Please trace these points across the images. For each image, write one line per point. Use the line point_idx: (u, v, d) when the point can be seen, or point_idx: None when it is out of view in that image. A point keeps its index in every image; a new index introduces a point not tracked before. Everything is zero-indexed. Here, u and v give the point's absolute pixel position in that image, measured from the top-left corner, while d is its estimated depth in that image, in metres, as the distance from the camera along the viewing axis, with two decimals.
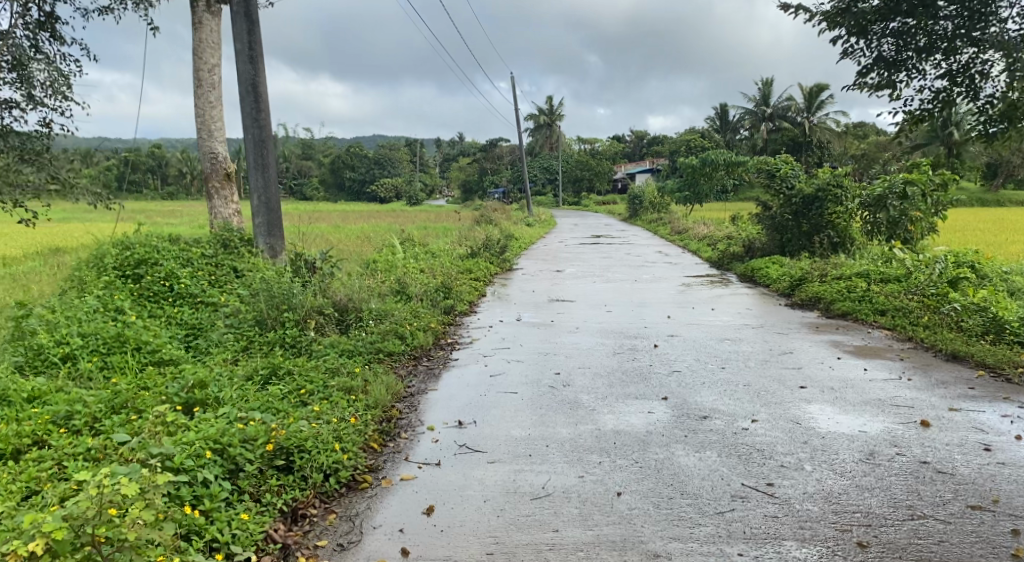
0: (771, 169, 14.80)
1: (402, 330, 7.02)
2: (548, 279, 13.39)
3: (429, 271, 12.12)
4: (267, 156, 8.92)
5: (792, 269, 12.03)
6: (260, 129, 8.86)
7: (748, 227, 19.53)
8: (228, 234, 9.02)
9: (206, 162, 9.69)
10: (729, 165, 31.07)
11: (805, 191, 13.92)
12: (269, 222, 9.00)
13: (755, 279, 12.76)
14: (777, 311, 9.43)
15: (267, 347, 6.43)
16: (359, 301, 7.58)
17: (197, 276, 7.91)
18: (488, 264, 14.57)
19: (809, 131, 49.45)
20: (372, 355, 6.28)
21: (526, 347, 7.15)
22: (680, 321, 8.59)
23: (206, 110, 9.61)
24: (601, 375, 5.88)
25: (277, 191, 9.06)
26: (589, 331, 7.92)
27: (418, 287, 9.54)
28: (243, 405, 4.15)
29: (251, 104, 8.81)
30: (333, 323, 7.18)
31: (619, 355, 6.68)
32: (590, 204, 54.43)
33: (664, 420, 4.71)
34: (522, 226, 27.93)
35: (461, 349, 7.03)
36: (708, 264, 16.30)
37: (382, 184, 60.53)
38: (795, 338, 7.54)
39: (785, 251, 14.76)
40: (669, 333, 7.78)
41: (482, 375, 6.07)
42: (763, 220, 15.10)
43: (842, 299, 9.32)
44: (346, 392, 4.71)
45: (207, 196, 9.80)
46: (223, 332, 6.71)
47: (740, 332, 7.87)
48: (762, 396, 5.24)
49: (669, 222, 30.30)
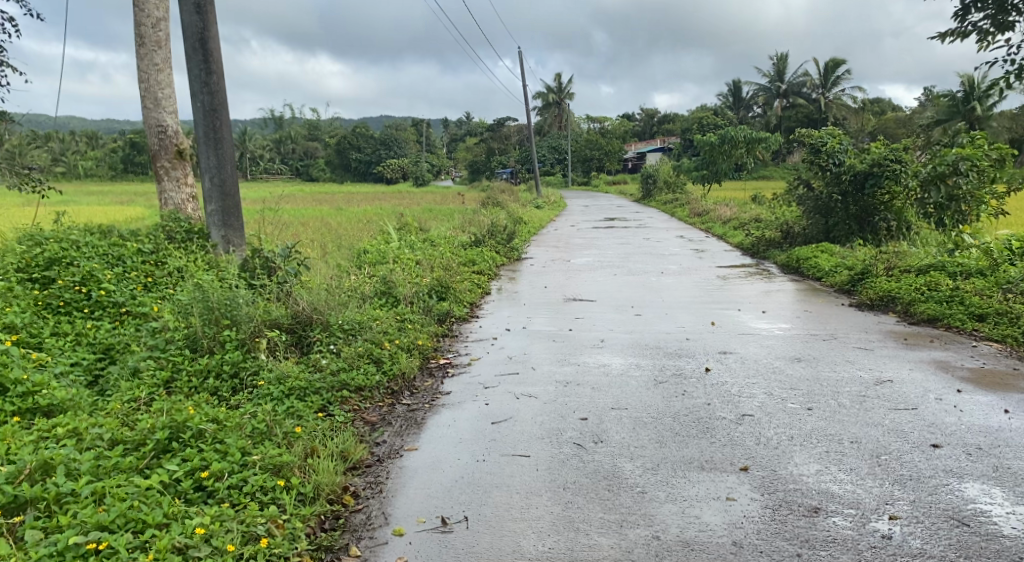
0: (817, 143, 13.02)
1: (376, 348, 5.43)
2: (562, 272, 11.72)
3: (425, 264, 10.44)
4: (220, 130, 7.32)
5: (846, 260, 10.39)
6: (211, 95, 7.24)
7: (783, 210, 17.71)
8: (174, 226, 7.41)
9: (153, 137, 8.09)
10: (748, 142, 29.28)
11: (857, 168, 12.16)
12: (224, 208, 7.36)
13: (801, 271, 11.10)
14: (841, 316, 7.73)
15: (193, 385, 4.87)
16: (327, 312, 5.99)
17: (126, 279, 6.34)
18: (494, 255, 12.91)
19: (824, 108, 47.80)
20: (329, 392, 4.70)
21: (539, 373, 5.52)
22: (730, 331, 6.93)
23: (150, 73, 7.97)
24: (645, 425, 4.24)
25: (234, 172, 7.44)
26: (617, 347, 6.26)
27: (406, 288, 7.95)
28: (82, 525, 2.72)
29: (199, 63, 7.17)
30: (289, 344, 5.63)
31: (663, 388, 5.02)
32: (599, 184, 52.63)
33: (756, 521, 3.10)
34: (531, 208, 26.13)
35: (455, 377, 5.44)
36: (740, 253, 14.56)
37: (387, 164, 58.80)
38: (885, 357, 5.86)
39: (830, 236, 13.00)
40: (722, 350, 6.10)
41: (481, 420, 4.47)
42: (805, 201, 13.33)
43: (923, 300, 7.61)
44: (262, 475, 3.20)
45: (156, 178, 8.21)
46: (141, 359, 5.11)
47: (812, 349, 6.18)
48: (886, 464, 3.60)
49: (688, 202, 28.50)
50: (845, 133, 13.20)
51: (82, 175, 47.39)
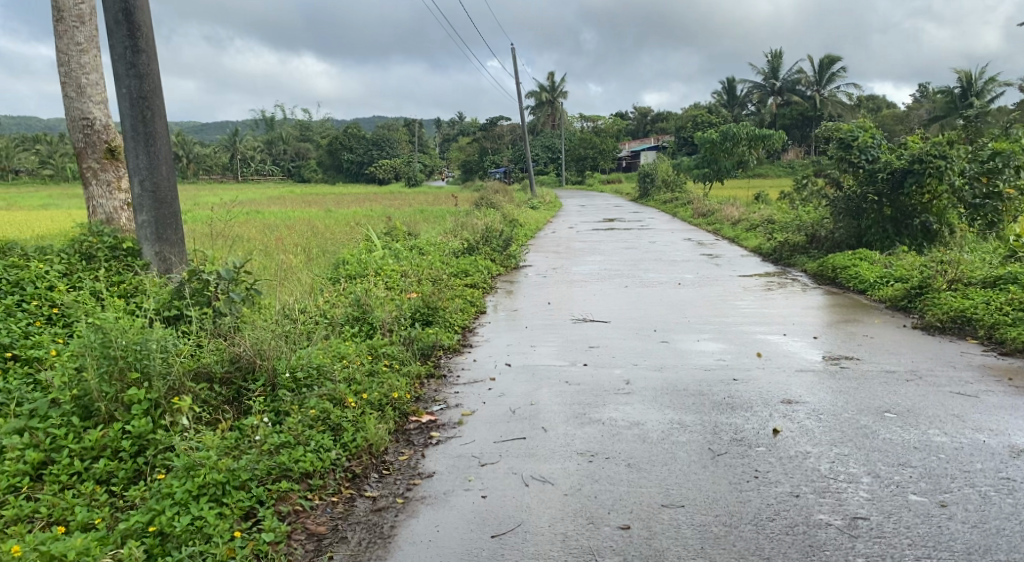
0: (848, 137, 11.68)
1: (334, 411, 4.04)
2: (565, 285, 10.35)
3: (409, 277, 9.05)
4: (152, 121, 5.92)
5: (894, 269, 9.09)
6: (139, 79, 5.85)
7: (800, 212, 16.33)
8: (94, 241, 5.99)
9: (77, 133, 6.68)
10: (750, 139, 27.95)
11: (895, 164, 10.83)
12: (158, 218, 5.97)
13: (838, 282, 9.81)
14: (911, 342, 6.38)
15: (74, 476, 3.51)
16: (277, 354, 4.59)
17: (20, 313, 4.95)
18: (490, 264, 11.52)
19: (820, 105, 46.71)
20: (261, 487, 3.35)
21: (553, 439, 4.16)
22: (785, 368, 5.58)
23: (71, 55, 6.55)
24: (721, 544, 2.96)
25: (169, 173, 6.05)
26: (649, 396, 4.89)
27: (384, 312, 6.57)
28: None
29: (122, 39, 5.77)
30: (221, 403, 4.27)
31: (727, 467, 3.68)
32: (593, 183, 51.36)
33: None
34: (527, 210, 24.70)
35: (441, 446, 4.07)
36: (759, 259, 13.21)
37: (378, 164, 57.32)
38: (1005, 408, 4.50)
39: (862, 241, 11.66)
40: (786, 400, 4.73)
41: (475, 531, 3.14)
42: (835, 202, 11.98)
43: (1010, 323, 6.28)
44: None
45: (83, 182, 6.81)
46: (9, 432, 3.72)
47: (901, 396, 4.81)
48: None
49: (690, 203, 27.14)
50: (877, 126, 11.91)
51: (67, 178, 45.79)
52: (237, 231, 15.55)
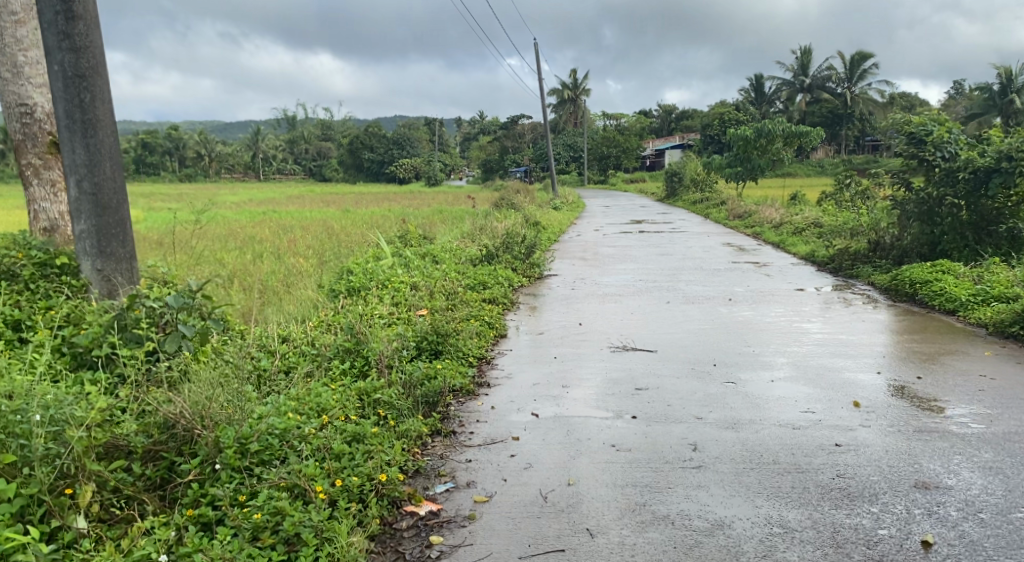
0: (919, 132, 10.24)
1: (291, 513, 2.86)
2: (597, 299, 9.05)
3: (417, 292, 7.79)
4: (93, 107, 4.73)
5: (989, 286, 7.70)
6: (74, 54, 4.64)
7: (851, 216, 14.85)
8: (18, 256, 4.83)
9: (13, 122, 5.51)
10: (784, 137, 26.36)
11: (979, 162, 9.40)
12: (99, 228, 4.79)
13: (918, 298, 8.43)
14: None
15: None
16: (223, 417, 3.37)
17: None
18: (511, 274, 10.25)
19: (851, 102, 44.90)
20: None
21: (601, 553, 2.94)
22: (901, 428, 4.25)
23: (3, 27, 5.37)
24: None
25: (115, 172, 4.87)
26: (729, 474, 3.60)
27: (382, 342, 5.29)
28: None
29: (52, 3, 4.57)
30: (140, 490, 3.08)
31: None
32: (618, 182, 49.96)
33: None
34: (551, 212, 23.40)
35: None
36: (812, 268, 11.81)
37: (398, 163, 56.34)
38: None
39: (934, 249, 10.23)
40: (923, 485, 3.44)
41: None
42: (903, 205, 10.56)
43: None
44: None
45: (24, 182, 5.66)
46: None
47: None
48: None
49: (720, 204, 25.68)
50: (952, 120, 10.46)
51: None
52: (241, 233, 14.44)
